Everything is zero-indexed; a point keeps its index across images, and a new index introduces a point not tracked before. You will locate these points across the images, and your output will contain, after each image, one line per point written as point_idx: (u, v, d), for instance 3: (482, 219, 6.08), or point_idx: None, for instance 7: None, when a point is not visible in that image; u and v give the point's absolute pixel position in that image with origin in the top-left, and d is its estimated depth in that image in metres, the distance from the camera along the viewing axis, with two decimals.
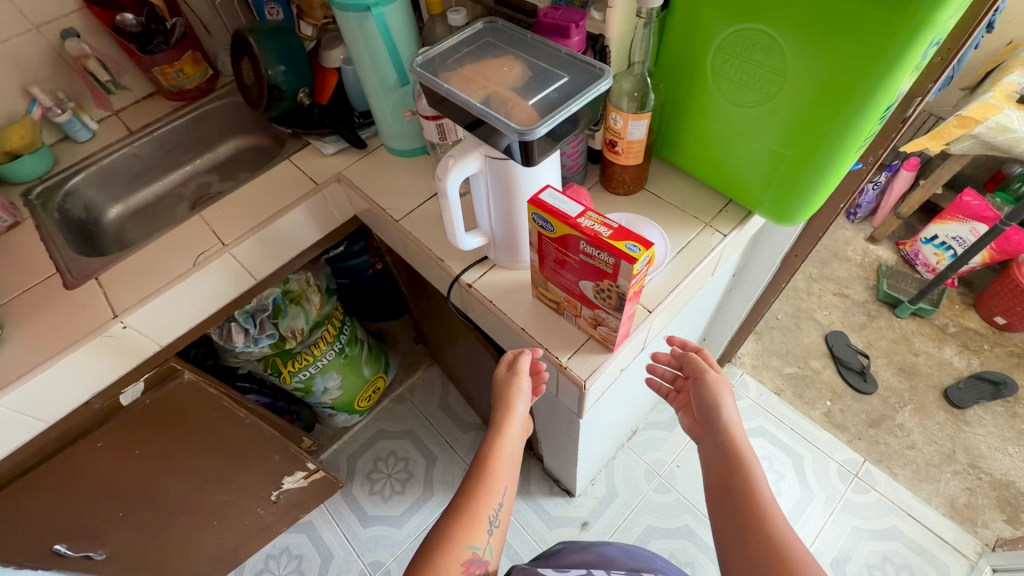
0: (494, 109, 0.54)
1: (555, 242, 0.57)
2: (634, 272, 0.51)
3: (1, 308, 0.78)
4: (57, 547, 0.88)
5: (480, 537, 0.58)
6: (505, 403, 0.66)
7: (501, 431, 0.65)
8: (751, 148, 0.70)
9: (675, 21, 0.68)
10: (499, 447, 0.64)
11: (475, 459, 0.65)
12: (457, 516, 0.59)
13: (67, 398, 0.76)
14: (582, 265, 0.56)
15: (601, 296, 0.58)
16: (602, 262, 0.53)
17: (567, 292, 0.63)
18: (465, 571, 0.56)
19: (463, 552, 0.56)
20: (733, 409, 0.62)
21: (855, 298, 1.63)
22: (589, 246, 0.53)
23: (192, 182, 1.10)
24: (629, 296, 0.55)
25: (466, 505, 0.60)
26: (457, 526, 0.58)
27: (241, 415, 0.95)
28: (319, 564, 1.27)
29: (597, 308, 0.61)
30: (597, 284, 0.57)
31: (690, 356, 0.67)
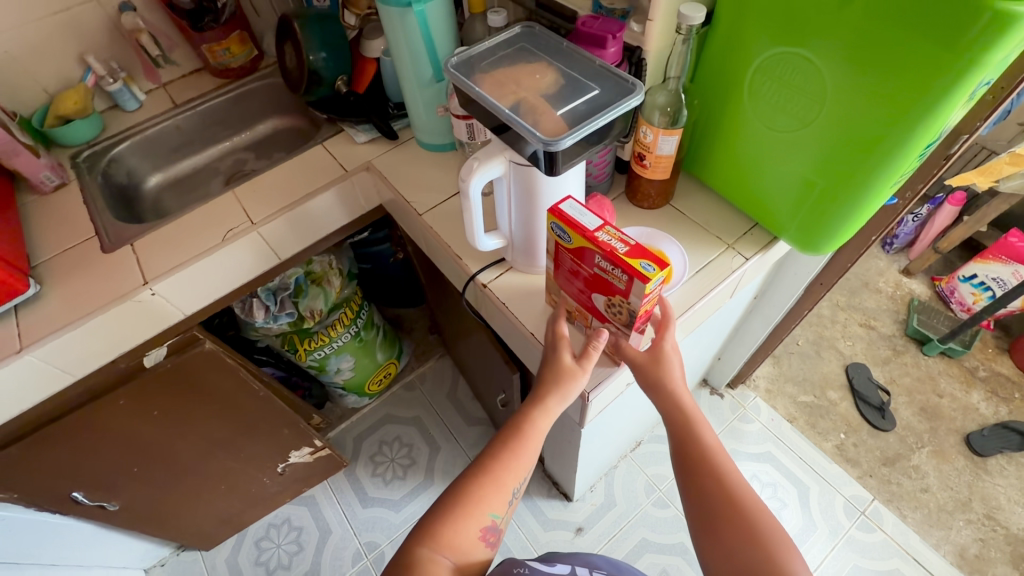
0: (522, 116, 0.54)
1: (571, 254, 0.57)
2: (648, 292, 0.51)
3: (42, 265, 0.82)
4: (74, 494, 0.93)
5: (500, 505, 0.59)
6: (560, 389, 0.61)
7: (546, 414, 0.61)
8: (782, 173, 0.68)
9: (717, 38, 0.67)
10: (538, 425, 0.62)
11: (509, 424, 0.63)
12: (480, 482, 0.59)
13: (94, 355, 0.80)
14: (595, 279, 0.57)
15: (611, 312, 0.59)
16: (613, 276, 0.54)
17: (578, 304, 0.63)
18: (483, 537, 0.58)
19: (483, 518, 0.58)
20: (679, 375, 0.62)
21: (881, 331, 1.58)
22: (603, 261, 0.53)
23: (228, 158, 1.14)
24: (639, 315, 0.55)
25: (491, 472, 0.60)
26: (480, 491, 0.59)
27: (256, 388, 0.98)
28: (317, 538, 1.31)
29: (605, 321, 0.61)
30: (608, 300, 0.57)
31: (624, 346, 0.62)
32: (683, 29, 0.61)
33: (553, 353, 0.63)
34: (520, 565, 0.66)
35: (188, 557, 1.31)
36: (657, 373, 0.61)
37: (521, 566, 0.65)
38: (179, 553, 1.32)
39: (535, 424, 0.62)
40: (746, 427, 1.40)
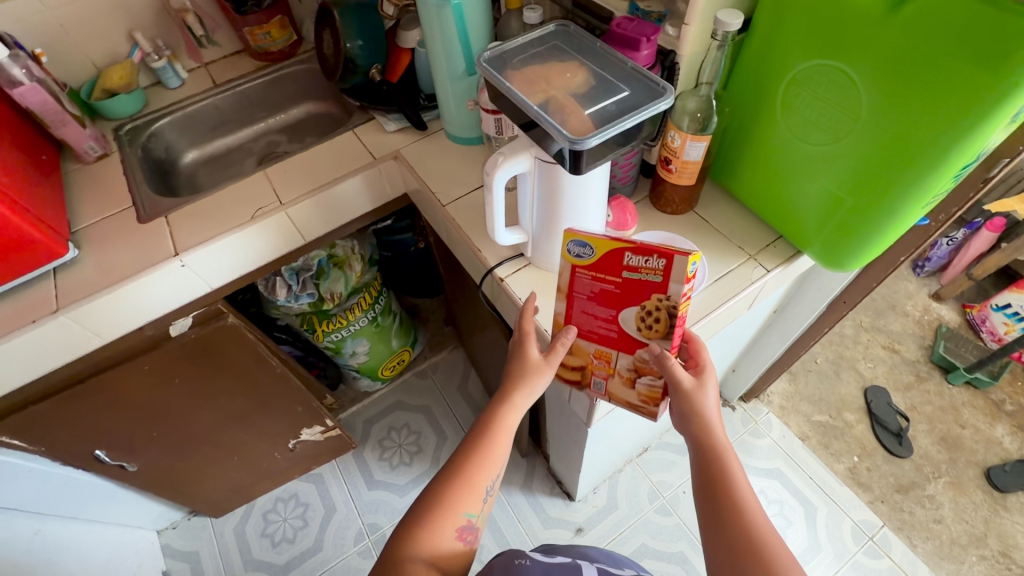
0: (550, 114, 0.54)
1: (596, 271, 0.59)
2: (688, 276, 0.54)
3: (82, 231, 0.86)
4: (97, 452, 0.97)
5: (476, 505, 0.60)
6: (527, 382, 0.64)
7: (513, 407, 0.63)
8: (811, 187, 0.67)
9: (753, 47, 0.66)
10: (506, 419, 0.63)
11: (480, 421, 0.64)
12: (454, 482, 0.60)
13: (125, 321, 0.83)
14: (625, 286, 0.58)
15: (647, 326, 0.60)
16: (648, 270, 0.56)
17: (603, 342, 0.64)
18: (459, 536, 0.58)
19: (458, 519, 0.58)
20: (715, 402, 0.60)
21: (904, 356, 1.54)
22: (634, 256, 0.56)
23: (262, 140, 1.17)
24: (680, 314, 0.57)
25: (463, 470, 0.60)
26: (454, 492, 0.59)
27: (273, 363, 1.01)
28: (321, 515, 1.34)
29: (644, 346, 0.61)
30: (644, 309, 0.59)
31: (667, 362, 0.59)
32: (718, 35, 0.61)
33: (523, 348, 0.66)
34: (522, 556, 0.66)
35: (199, 523, 1.36)
36: (697, 400, 0.59)
37: (524, 557, 0.66)
38: (190, 518, 1.36)
39: (506, 418, 0.63)
40: (757, 441, 1.38)
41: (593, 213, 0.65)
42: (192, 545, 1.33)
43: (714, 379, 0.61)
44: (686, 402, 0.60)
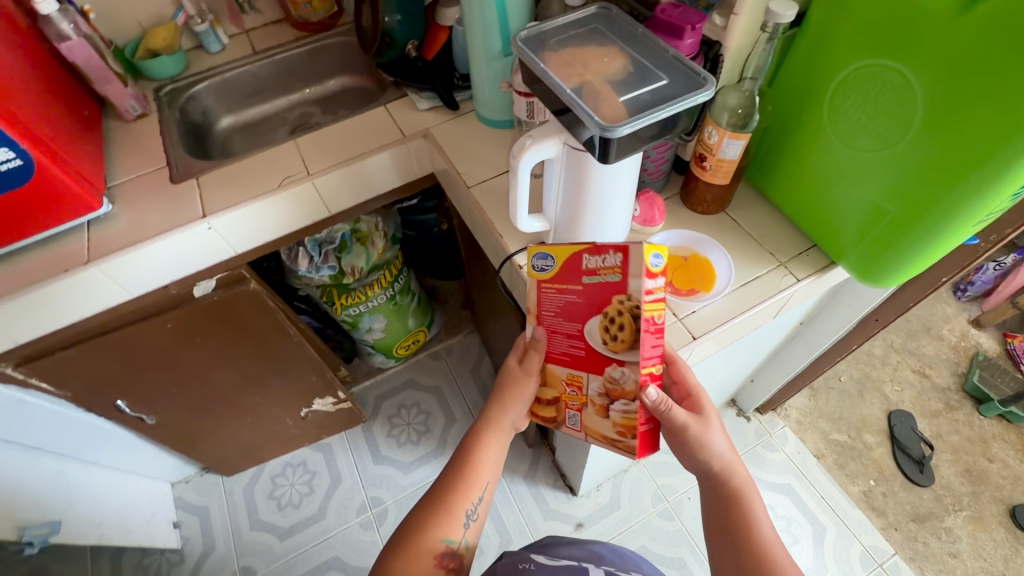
0: (584, 99, 0.53)
1: (560, 284, 0.60)
2: (650, 269, 0.52)
3: (116, 186, 0.88)
4: (118, 402, 1.01)
5: (456, 531, 0.61)
6: (504, 399, 0.66)
7: (492, 428, 0.65)
8: (853, 196, 0.64)
9: (803, 44, 0.63)
10: (488, 443, 0.65)
11: (462, 448, 0.66)
12: (435, 509, 0.61)
13: (151, 277, 0.85)
14: (588, 294, 0.57)
15: (611, 338, 0.57)
16: (609, 270, 0.55)
17: (573, 364, 0.62)
18: (439, 564, 0.59)
19: (435, 545, 0.59)
20: (725, 441, 0.60)
21: (935, 382, 1.47)
22: (592, 258, 0.56)
23: (296, 110, 1.18)
24: (646, 315, 0.53)
25: (445, 497, 0.62)
26: (434, 518, 0.60)
27: (290, 331, 1.03)
28: (327, 484, 1.37)
29: (613, 362, 0.58)
30: (607, 318, 0.56)
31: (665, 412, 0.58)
32: (768, 27, 0.58)
33: (503, 366, 0.68)
34: (527, 561, 0.68)
35: (210, 480, 1.40)
36: (703, 444, 0.59)
37: (528, 562, 0.68)
38: (202, 475, 1.41)
39: (490, 439, 0.65)
40: (769, 455, 1.35)
41: (619, 206, 0.63)
42: (203, 500, 1.37)
43: (715, 415, 0.61)
44: (698, 448, 0.59)
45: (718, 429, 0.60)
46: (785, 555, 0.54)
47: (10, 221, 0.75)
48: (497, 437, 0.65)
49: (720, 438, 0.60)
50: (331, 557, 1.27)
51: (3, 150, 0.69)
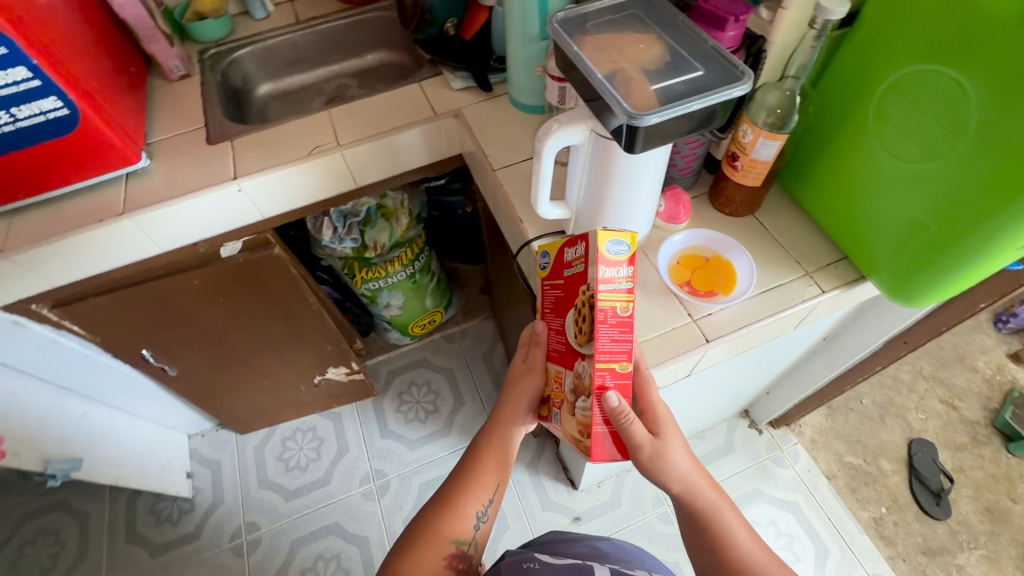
0: (615, 86, 0.51)
1: (553, 278, 0.60)
2: (604, 256, 0.49)
3: (155, 143, 0.90)
4: (143, 352, 1.05)
5: (466, 532, 0.62)
6: (516, 400, 0.65)
7: (499, 425, 0.65)
8: (892, 208, 0.61)
9: (853, 43, 0.60)
10: (497, 443, 0.65)
11: (471, 451, 0.67)
12: (443, 511, 0.62)
13: (183, 234, 0.87)
14: (568, 287, 0.56)
15: (578, 331, 0.54)
16: (579, 261, 0.54)
17: (557, 358, 0.60)
18: (449, 564, 0.60)
19: (446, 546, 0.60)
20: (685, 458, 0.59)
21: (963, 414, 1.41)
22: (570, 251, 0.56)
23: (333, 82, 1.19)
24: (599, 305, 0.50)
25: (454, 497, 0.63)
26: (443, 520, 0.61)
27: (310, 299, 1.06)
28: (334, 451, 1.40)
29: (579, 357, 0.54)
30: (575, 311, 0.54)
31: (624, 420, 0.53)
32: (816, 23, 0.55)
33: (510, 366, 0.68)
34: (531, 560, 0.65)
35: (225, 436, 1.45)
36: (661, 465, 0.57)
37: (532, 561, 0.65)
38: (218, 430, 1.46)
39: (496, 437, 0.65)
40: (778, 471, 1.31)
41: (644, 199, 0.62)
42: (216, 454, 1.42)
43: (672, 434, 0.59)
44: (659, 466, 0.57)
45: (677, 445, 0.59)
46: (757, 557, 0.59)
47: (53, 168, 0.78)
48: (501, 435, 0.65)
49: (681, 455, 0.59)
50: (332, 522, 1.30)
51: (51, 98, 0.71)
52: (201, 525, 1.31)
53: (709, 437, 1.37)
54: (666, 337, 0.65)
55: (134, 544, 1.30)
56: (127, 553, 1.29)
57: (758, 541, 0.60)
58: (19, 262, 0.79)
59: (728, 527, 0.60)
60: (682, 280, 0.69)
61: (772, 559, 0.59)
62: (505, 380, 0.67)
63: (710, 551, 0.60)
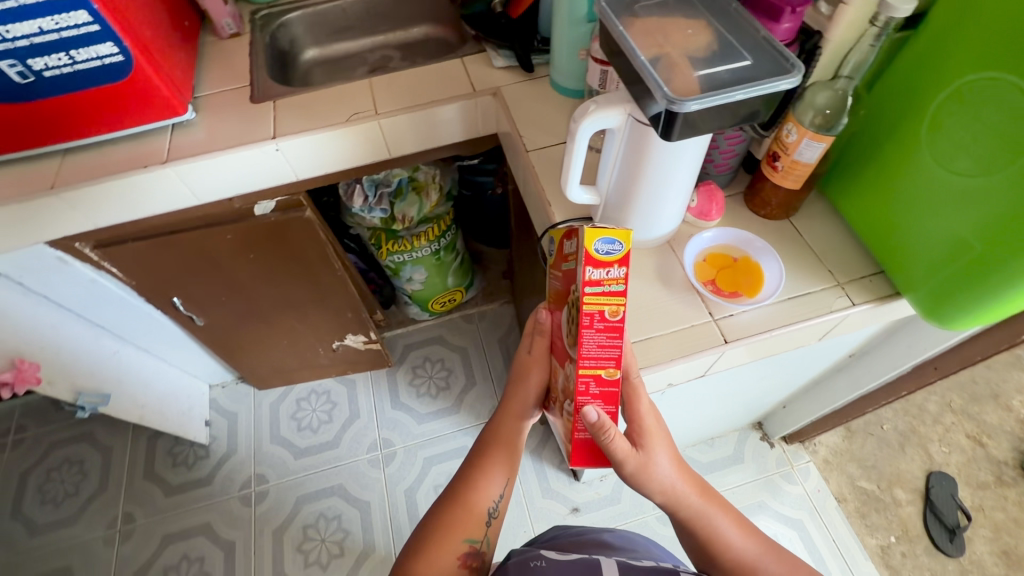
0: (658, 70, 0.50)
1: (556, 267, 0.59)
2: (592, 256, 0.48)
3: (201, 97, 0.93)
4: (174, 299, 1.09)
5: (478, 530, 0.62)
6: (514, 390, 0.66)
7: (506, 418, 0.66)
8: (937, 223, 0.58)
9: (916, 46, 0.58)
10: (504, 433, 0.66)
11: (476, 448, 0.67)
12: (452, 509, 0.62)
13: (221, 188, 0.90)
14: (565, 280, 0.55)
15: (569, 332, 0.54)
16: (573, 257, 0.53)
17: (557, 349, 0.60)
18: (461, 563, 0.59)
19: (459, 546, 0.60)
20: (670, 467, 0.58)
21: (989, 452, 1.35)
22: (567, 243, 0.54)
23: (377, 52, 1.20)
24: (585, 309, 0.49)
25: (462, 495, 0.63)
26: (453, 519, 0.61)
27: (336, 266, 1.09)
28: (345, 416, 1.44)
29: (569, 359, 0.55)
30: (568, 309, 0.54)
31: (607, 437, 0.52)
32: (879, 20, 0.53)
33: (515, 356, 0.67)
34: (538, 557, 0.63)
35: (243, 389, 1.50)
36: (645, 477, 0.57)
37: (540, 558, 0.63)
38: (237, 383, 1.51)
39: (506, 430, 0.66)
40: (786, 488, 1.29)
41: (676, 190, 0.61)
42: (234, 406, 1.47)
43: (656, 444, 0.58)
44: (644, 476, 0.57)
45: (661, 452, 0.58)
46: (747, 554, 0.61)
47: (105, 112, 0.81)
48: (509, 429, 0.66)
49: (665, 462, 0.58)
50: (336, 483, 1.34)
51: (107, 44, 0.74)
52: (214, 472, 1.37)
53: (719, 445, 1.35)
54: (685, 332, 0.64)
55: (150, 482, 1.36)
56: (144, 489, 1.35)
57: (748, 537, 0.62)
58: (66, 199, 0.83)
59: (720, 529, 0.61)
60: (707, 279, 0.67)
61: (761, 549, 0.62)
62: (510, 374, 0.67)
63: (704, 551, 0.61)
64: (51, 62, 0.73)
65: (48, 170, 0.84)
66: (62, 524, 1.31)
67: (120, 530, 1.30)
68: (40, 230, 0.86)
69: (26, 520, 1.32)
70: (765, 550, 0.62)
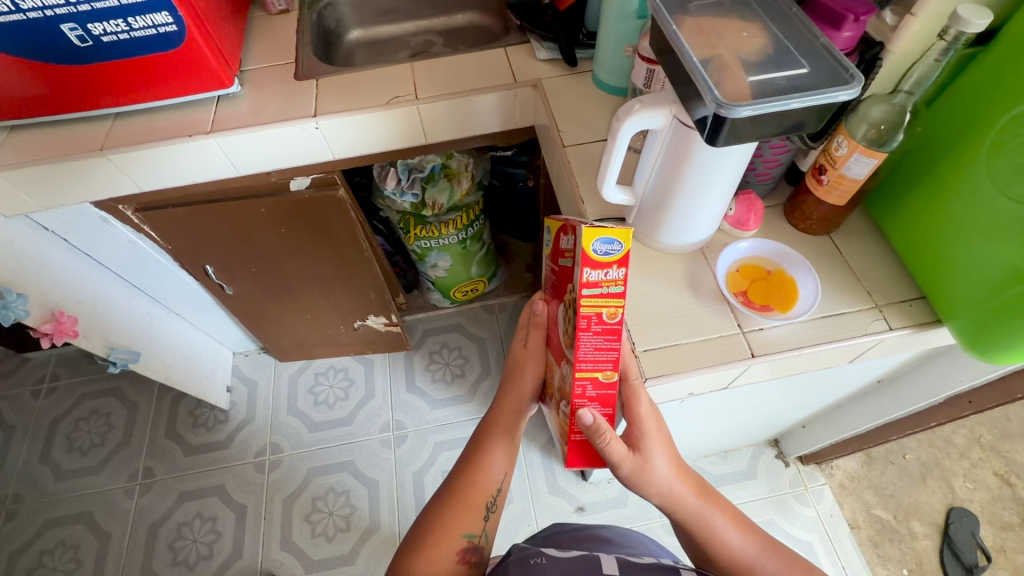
0: (709, 72, 0.49)
1: (553, 260, 0.58)
2: (589, 257, 0.45)
3: (248, 71, 0.94)
4: (207, 267, 1.12)
5: (476, 525, 0.61)
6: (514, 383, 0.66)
7: (505, 409, 0.66)
8: (989, 251, 0.55)
9: (987, 62, 0.55)
10: (500, 425, 0.65)
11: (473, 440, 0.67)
12: (450, 504, 0.62)
13: (260, 161, 0.91)
14: (563, 276, 0.54)
15: (566, 331, 0.54)
16: (570, 253, 0.51)
17: (555, 346, 0.60)
18: (460, 558, 0.59)
19: (458, 541, 0.59)
20: (668, 468, 0.57)
21: (1017, 492, 1.30)
22: (564, 239, 0.52)
23: (421, 37, 1.20)
24: (582, 310, 0.48)
25: (460, 490, 0.63)
26: (452, 516, 0.61)
27: (363, 246, 1.11)
28: (361, 395, 1.46)
29: (565, 358, 0.55)
30: (566, 307, 0.53)
31: (604, 446, 0.53)
32: (949, 34, 0.50)
33: (509, 352, 0.69)
34: (539, 555, 0.63)
35: (265, 359, 1.54)
36: (642, 481, 0.57)
37: (540, 556, 0.62)
38: (260, 352, 1.55)
39: (504, 423, 0.65)
40: (797, 509, 1.26)
41: (712, 200, 0.60)
42: (255, 375, 1.51)
43: (656, 447, 0.57)
44: (644, 482, 0.57)
45: (659, 454, 0.57)
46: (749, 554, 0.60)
47: (154, 80, 0.83)
48: (506, 425, 0.65)
49: (663, 465, 0.57)
50: (347, 459, 1.37)
51: (163, 13, 0.76)
52: (232, 436, 1.41)
53: (731, 458, 1.33)
54: (709, 342, 0.62)
55: (171, 440, 1.41)
56: (165, 447, 1.40)
57: (746, 535, 0.61)
58: (114, 161, 0.85)
59: (717, 530, 0.60)
60: (738, 290, 0.66)
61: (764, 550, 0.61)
62: (507, 369, 0.68)
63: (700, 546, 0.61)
64: (109, 27, 0.75)
65: (100, 132, 0.87)
66: (86, 472, 1.37)
67: (140, 483, 1.35)
68: (88, 190, 0.90)
69: (53, 465, 1.39)
70: (763, 549, 0.61)
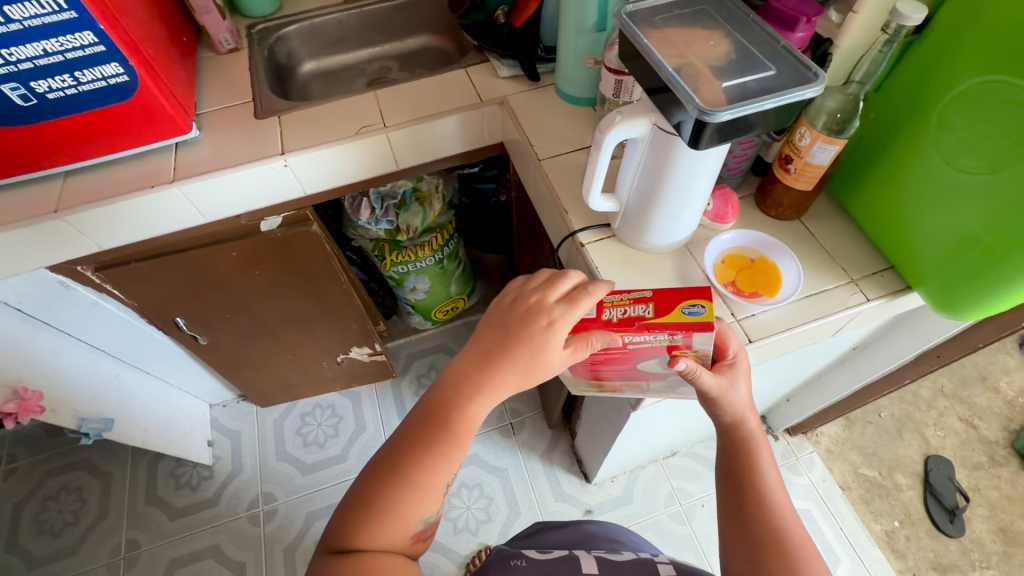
0: (684, 80, 0.51)
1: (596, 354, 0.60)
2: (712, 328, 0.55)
3: (205, 114, 0.91)
4: (177, 320, 1.07)
5: (432, 508, 0.57)
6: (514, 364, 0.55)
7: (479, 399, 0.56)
8: (945, 220, 0.61)
9: (920, 54, 0.60)
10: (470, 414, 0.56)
11: (436, 416, 0.56)
12: (402, 490, 0.54)
13: (228, 205, 0.88)
14: (636, 352, 0.59)
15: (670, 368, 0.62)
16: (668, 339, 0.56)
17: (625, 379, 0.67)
18: (415, 536, 0.56)
19: (414, 527, 0.55)
20: (746, 395, 0.61)
21: (982, 434, 1.40)
22: (639, 335, 0.56)
23: (376, 63, 1.20)
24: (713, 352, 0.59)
25: (413, 475, 0.55)
26: (406, 502, 0.54)
27: (342, 279, 1.09)
28: (352, 430, 1.43)
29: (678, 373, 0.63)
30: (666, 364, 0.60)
31: (698, 378, 0.58)
32: (890, 28, 0.55)
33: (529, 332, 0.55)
34: (518, 557, 0.67)
35: (246, 408, 1.47)
36: (721, 400, 0.60)
37: (519, 558, 0.66)
38: (239, 401, 1.48)
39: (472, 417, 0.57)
40: (793, 478, 1.32)
41: (696, 199, 0.62)
42: (237, 425, 1.45)
43: (744, 374, 0.61)
44: (719, 403, 0.60)
45: (743, 383, 0.60)
46: (784, 503, 0.58)
47: (105, 133, 0.79)
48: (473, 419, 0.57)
49: (744, 393, 0.61)
50: None
51: (113, 64, 0.73)
52: (220, 492, 1.34)
53: None
54: None
55: (153, 506, 1.33)
56: (148, 514, 1.32)
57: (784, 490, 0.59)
58: (71, 222, 0.81)
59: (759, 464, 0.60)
60: (726, 280, 0.69)
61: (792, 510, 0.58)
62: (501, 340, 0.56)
63: (735, 477, 0.60)
64: (54, 83, 0.71)
65: (51, 193, 0.82)
66: (61, 554, 1.27)
67: (124, 557, 1.27)
68: (44, 255, 0.84)
69: (22, 552, 1.28)
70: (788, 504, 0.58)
